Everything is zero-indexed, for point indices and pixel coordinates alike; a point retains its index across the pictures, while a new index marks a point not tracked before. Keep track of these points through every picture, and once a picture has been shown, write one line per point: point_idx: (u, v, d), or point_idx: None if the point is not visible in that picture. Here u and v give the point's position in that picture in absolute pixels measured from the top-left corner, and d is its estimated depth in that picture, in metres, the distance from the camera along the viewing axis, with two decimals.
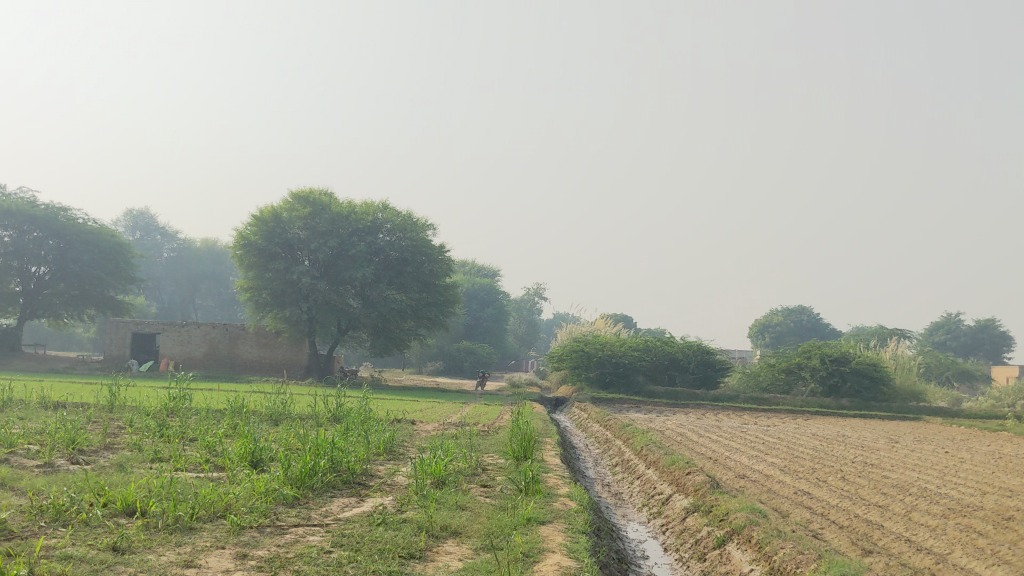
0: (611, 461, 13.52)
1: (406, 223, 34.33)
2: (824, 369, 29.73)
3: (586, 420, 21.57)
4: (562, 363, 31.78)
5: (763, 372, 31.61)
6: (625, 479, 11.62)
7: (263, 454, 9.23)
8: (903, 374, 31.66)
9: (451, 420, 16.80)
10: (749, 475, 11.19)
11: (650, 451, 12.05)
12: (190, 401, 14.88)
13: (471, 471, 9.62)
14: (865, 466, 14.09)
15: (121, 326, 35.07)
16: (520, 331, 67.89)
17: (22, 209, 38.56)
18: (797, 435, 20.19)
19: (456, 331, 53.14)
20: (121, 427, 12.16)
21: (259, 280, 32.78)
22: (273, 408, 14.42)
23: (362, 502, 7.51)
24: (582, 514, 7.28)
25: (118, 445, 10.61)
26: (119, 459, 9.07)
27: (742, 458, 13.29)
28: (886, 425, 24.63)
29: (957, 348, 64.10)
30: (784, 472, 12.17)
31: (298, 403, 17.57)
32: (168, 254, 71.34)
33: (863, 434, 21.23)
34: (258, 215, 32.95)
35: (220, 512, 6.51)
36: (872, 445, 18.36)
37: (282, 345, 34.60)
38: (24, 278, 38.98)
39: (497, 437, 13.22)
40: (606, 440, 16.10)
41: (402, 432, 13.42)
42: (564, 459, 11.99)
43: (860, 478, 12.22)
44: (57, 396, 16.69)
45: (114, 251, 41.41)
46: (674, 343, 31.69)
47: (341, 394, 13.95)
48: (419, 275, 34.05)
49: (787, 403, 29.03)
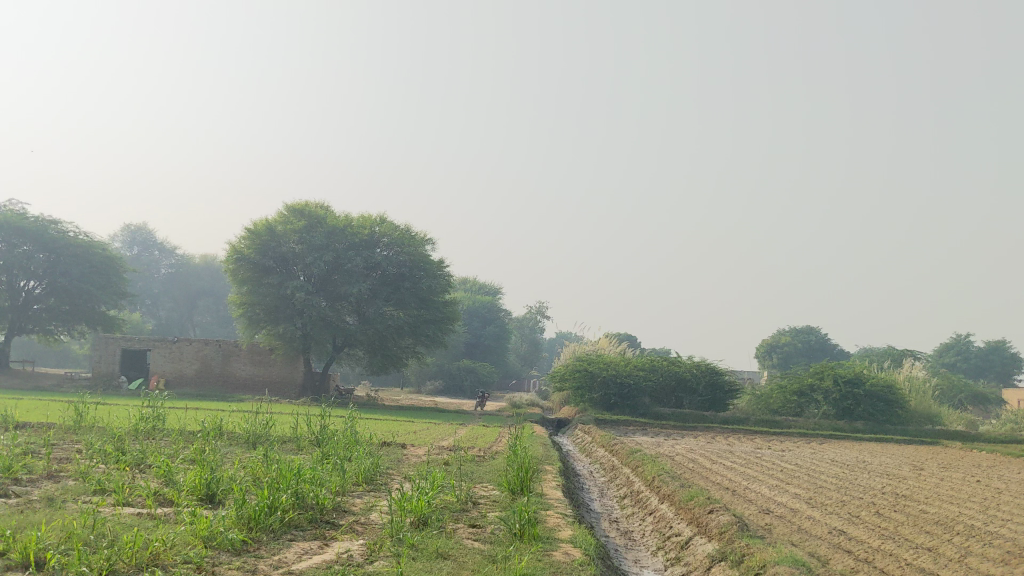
0: (619, 492, 12.30)
1: (404, 237, 33.07)
2: (837, 391, 28.63)
3: (589, 444, 20.28)
4: (564, 383, 30.49)
5: (774, 394, 30.32)
6: (635, 515, 10.39)
7: (219, 486, 8.04)
8: (919, 396, 30.35)
9: (445, 444, 15.56)
10: (774, 511, 9.96)
11: (663, 482, 10.82)
12: (162, 422, 13.56)
13: (460, 505, 8.46)
14: (897, 497, 12.81)
15: (110, 342, 33.86)
16: (523, 351, 67.07)
17: (12, 222, 37.35)
18: (816, 461, 18.90)
19: (457, 349, 51.75)
20: (75, 453, 10.88)
21: (253, 295, 31.58)
22: (252, 430, 13.12)
23: (325, 549, 6.30)
24: (588, 568, 6.05)
25: (63, 473, 9.38)
26: (51, 492, 7.83)
27: (763, 489, 12.07)
28: (907, 450, 23.34)
29: (967, 369, 62.69)
30: (812, 506, 10.95)
31: (281, 424, 16.28)
32: (167, 270, 70.61)
33: (884, 461, 19.92)
34: (251, 228, 31.80)
35: (143, 566, 5.27)
36: (897, 474, 17.06)
37: (276, 362, 33.38)
38: (13, 292, 37.73)
39: (494, 464, 11.97)
40: (613, 468, 14.84)
41: (389, 459, 12.23)
42: (567, 491, 10.73)
43: (898, 513, 10.93)
44: (22, 416, 15.44)
45: (105, 265, 40.15)
46: (681, 363, 30.41)
47: (326, 415, 12.64)
48: (417, 291, 32.65)
49: (800, 426, 27.67)
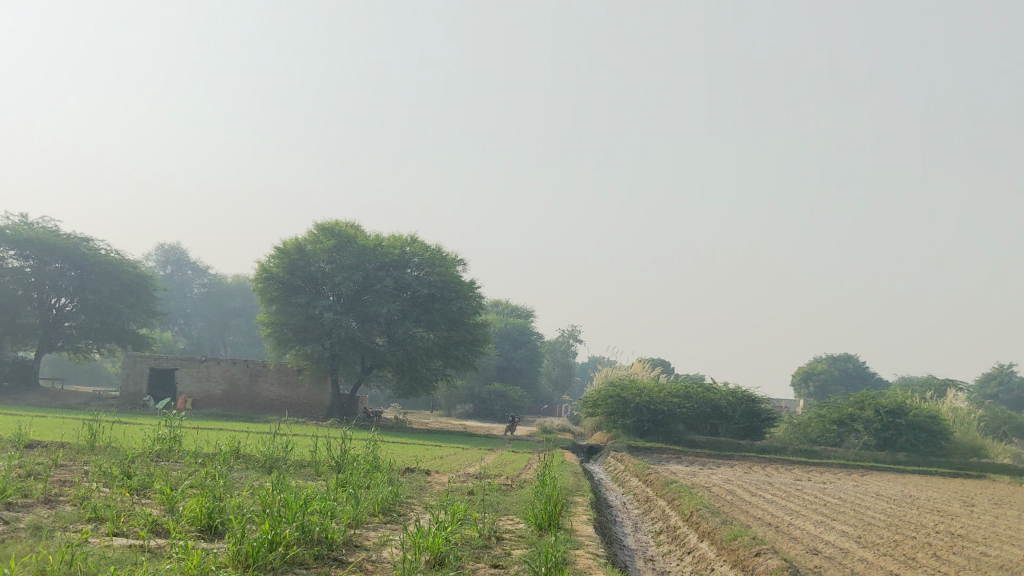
0: (654, 527, 11.57)
1: (435, 257, 32.53)
2: (878, 421, 27.58)
3: (623, 472, 19.47)
4: (597, 409, 29.65)
5: (812, 423, 29.29)
6: (672, 554, 9.67)
7: (222, 517, 7.43)
8: (964, 428, 29.21)
9: (472, 471, 14.89)
10: (823, 552, 9.20)
11: (702, 518, 10.08)
12: (177, 444, 12.97)
13: (483, 542, 7.81)
14: (953, 537, 11.94)
15: (138, 361, 33.50)
16: (555, 375, 66.29)
17: (43, 239, 37.21)
18: (861, 495, 17.98)
19: (487, 372, 51.15)
20: (78, 476, 10.31)
21: (281, 315, 31.22)
22: (268, 454, 12.51)
23: None
24: None
25: (61, 498, 8.81)
26: (43, 520, 7.25)
27: (808, 525, 11.29)
28: (954, 484, 22.29)
29: (1009, 401, 60.95)
30: (863, 545, 10.16)
31: (301, 447, 15.68)
32: (198, 290, 71.40)
33: (932, 496, 18.94)
34: (281, 247, 31.51)
35: None
36: (948, 510, 16.07)
37: (303, 384, 32.90)
38: (44, 309, 37.56)
39: (521, 494, 11.30)
40: (647, 500, 14.08)
41: (411, 486, 11.62)
42: (599, 526, 10.05)
43: (956, 556, 10.09)
44: (36, 435, 14.97)
45: (135, 283, 39.90)
46: (717, 389, 29.52)
47: (345, 440, 12.02)
48: (447, 313, 32.06)
49: (839, 457, 26.65)
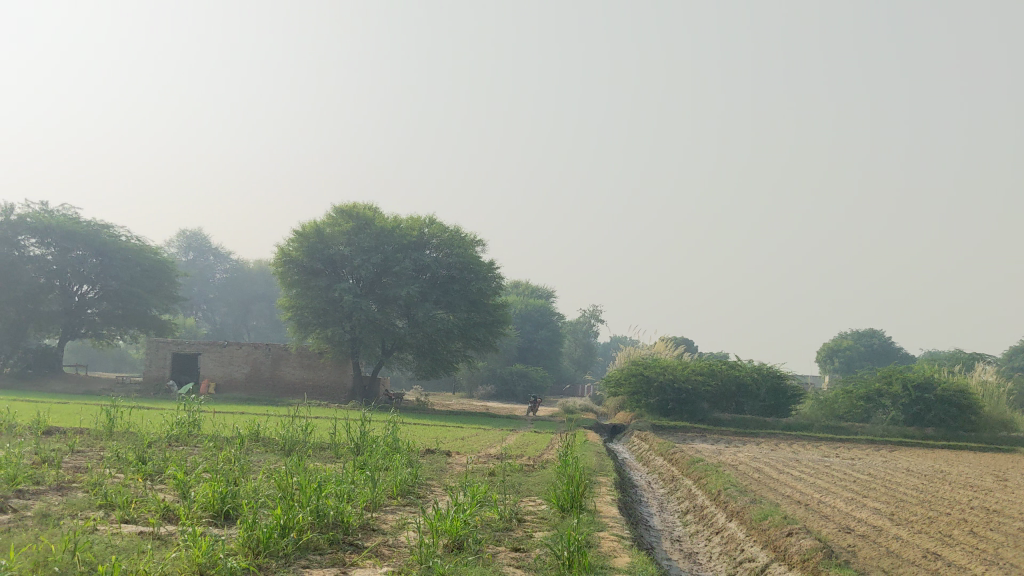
0: (679, 507, 11.28)
1: (454, 238, 32.28)
2: (906, 396, 27.13)
3: (647, 452, 19.21)
4: (620, 388, 29.36)
5: (839, 399, 28.87)
6: (700, 534, 9.39)
7: (235, 502, 7.21)
8: (993, 401, 28.72)
9: (493, 452, 14.64)
10: (856, 530, 8.90)
11: (730, 498, 9.80)
12: (195, 428, 12.76)
13: (503, 525, 7.54)
14: (989, 513, 11.58)
15: (160, 347, 33.45)
16: (577, 355, 65.98)
17: (64, 225, 37.21)
18: (891, 471, 17.62)
19: (509, 353, 50.94)
20: (92, 462, 10.12)
21: (302, 298, 31.09)
22: (286, 437, 12.28)
23: None
24: None
25: (74, 484, 8.62)
26: (53, 507, 7.05)
27: (838, 503, 10.96)
28: (985, 459, 21.86)
29: None
30: (897, 523, 9.84)
31: (321, 430, 15.46)
32: (220, 275, 71.43)
33: (964, 471, 18.53)
34: (300, 230, 31.34)
35: None
36: (981, 485, 15.69)
37: (325, 367, 32.83)
38: (66, 296, 37.63)
39: (543, 474, 11.04)
40: (672, 479, 13.80)
41: (431, 468, 11.36)
42: (624, 506, 9.78)
43: (993, 532, 9.74)
44: (56, 421, 14.82)
45: (157, 268, 39.92)
46: (741, 367, 29.17)
47: (365, 421, 11.77)
48: (467, 294, 31.82)
49: (867, 433, 26.25)
